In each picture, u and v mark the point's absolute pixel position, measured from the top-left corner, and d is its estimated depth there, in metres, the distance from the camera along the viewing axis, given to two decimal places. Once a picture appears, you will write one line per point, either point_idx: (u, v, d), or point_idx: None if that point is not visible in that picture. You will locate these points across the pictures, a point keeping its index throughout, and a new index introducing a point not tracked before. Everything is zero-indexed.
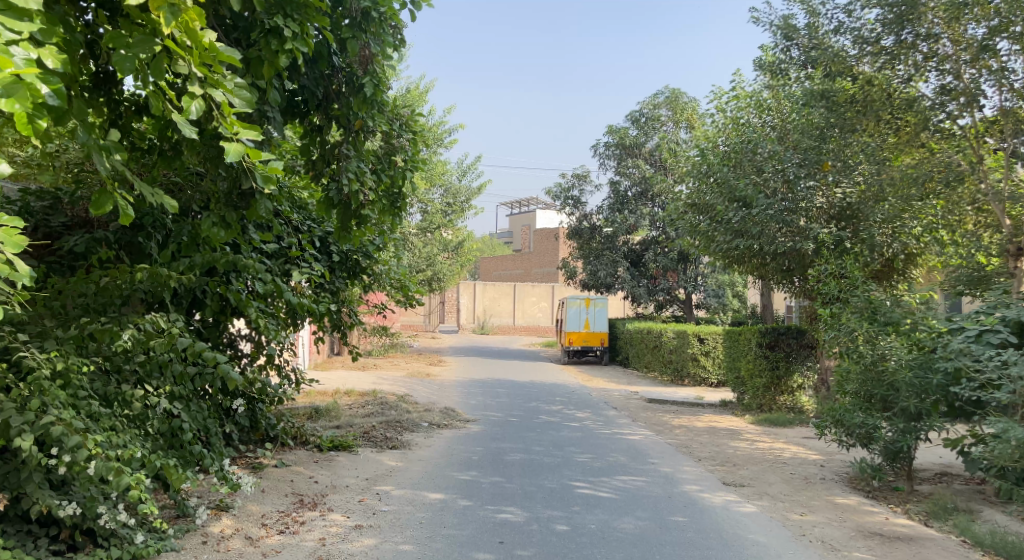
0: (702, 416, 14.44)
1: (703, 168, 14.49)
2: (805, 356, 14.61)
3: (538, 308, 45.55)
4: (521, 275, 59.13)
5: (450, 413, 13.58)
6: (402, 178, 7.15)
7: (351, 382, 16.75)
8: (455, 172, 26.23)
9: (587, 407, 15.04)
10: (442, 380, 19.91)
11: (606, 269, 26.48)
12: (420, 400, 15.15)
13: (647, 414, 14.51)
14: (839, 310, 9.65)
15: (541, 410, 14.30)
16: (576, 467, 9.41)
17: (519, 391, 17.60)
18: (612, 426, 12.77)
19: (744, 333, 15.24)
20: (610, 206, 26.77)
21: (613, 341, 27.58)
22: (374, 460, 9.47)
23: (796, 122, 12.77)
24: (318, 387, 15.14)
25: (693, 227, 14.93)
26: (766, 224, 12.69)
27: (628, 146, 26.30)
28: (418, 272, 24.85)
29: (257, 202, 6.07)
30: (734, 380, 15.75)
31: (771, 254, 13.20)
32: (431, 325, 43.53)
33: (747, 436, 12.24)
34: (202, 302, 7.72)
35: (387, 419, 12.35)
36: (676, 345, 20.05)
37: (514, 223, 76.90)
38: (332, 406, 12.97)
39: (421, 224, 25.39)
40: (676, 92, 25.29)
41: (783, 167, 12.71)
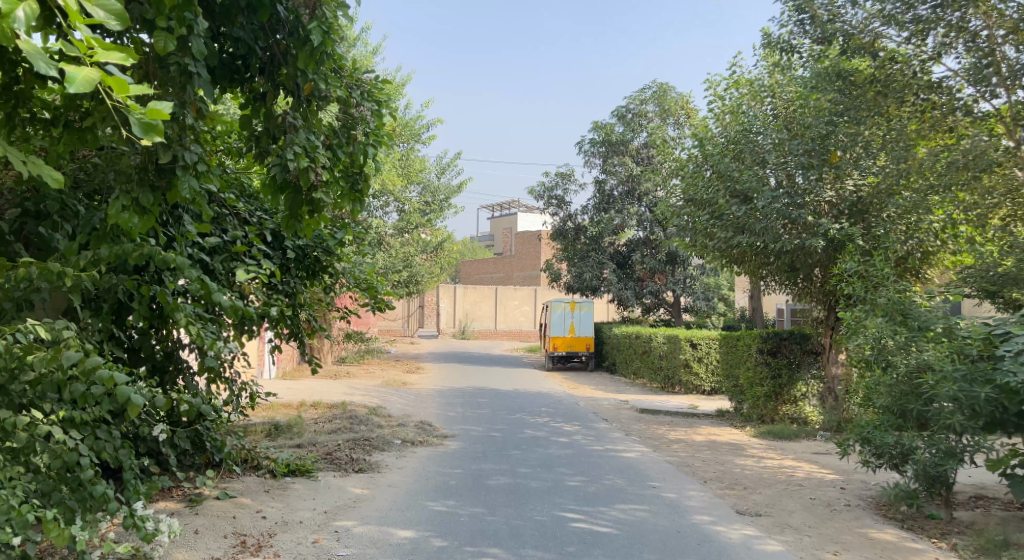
0: (700, 427, 13.34)
1: (701, 159, 13.38)
2: (810, 363, 13.54)
3: (521, 312, 44.47)
4: (503, 279, 58.02)
5: (426, 427, 12.38)
6: (362, 155, 5.97)
7: (318, 393, 15.53)
8: (434, 170, 25.04)
9: (575, 419, 13.89)
10: (419, 389, 18.70)
11: (592, 272, 25.44)
12: (394, 413, 13.95)
13: (640, 426, 13.38)
14: (863, 315, 8.57)
15: (525, 423, 13.14)
16: (568, 493, 8.26)
17: (501, 401, 16.42)
18: (605, 441, 11.64)
19: (743, 339, 14.16)
20: (596, 206, 25.72)
21: (599, 346, 26.47)
22: (336, 488, 8.33)
23: (803, 109, 11.72)
24: (283, 399, 13.93)
25: (689, 224, 13.82)
26: (770, 220, 11.61)
27: (615, 143, 25.21)
28: (393, 274, 23.63)
29: (179, 179, 4.89)
30: (732, 389, 14.67)
31: (773, 254, 12.13)
32: (410, 331, 42.31)
33: (753, 452, 11.12)
34: (128, 307, 6.56)
35: (355, 436, 11.15)
36: (668, 351, 18.94)
37: (496, 226, 75.83)
38: (295, 422, 11.77)
39: (398, 224, 24.18)
40: (664, 86, 24.08)
41: (789, 157, 11.65)
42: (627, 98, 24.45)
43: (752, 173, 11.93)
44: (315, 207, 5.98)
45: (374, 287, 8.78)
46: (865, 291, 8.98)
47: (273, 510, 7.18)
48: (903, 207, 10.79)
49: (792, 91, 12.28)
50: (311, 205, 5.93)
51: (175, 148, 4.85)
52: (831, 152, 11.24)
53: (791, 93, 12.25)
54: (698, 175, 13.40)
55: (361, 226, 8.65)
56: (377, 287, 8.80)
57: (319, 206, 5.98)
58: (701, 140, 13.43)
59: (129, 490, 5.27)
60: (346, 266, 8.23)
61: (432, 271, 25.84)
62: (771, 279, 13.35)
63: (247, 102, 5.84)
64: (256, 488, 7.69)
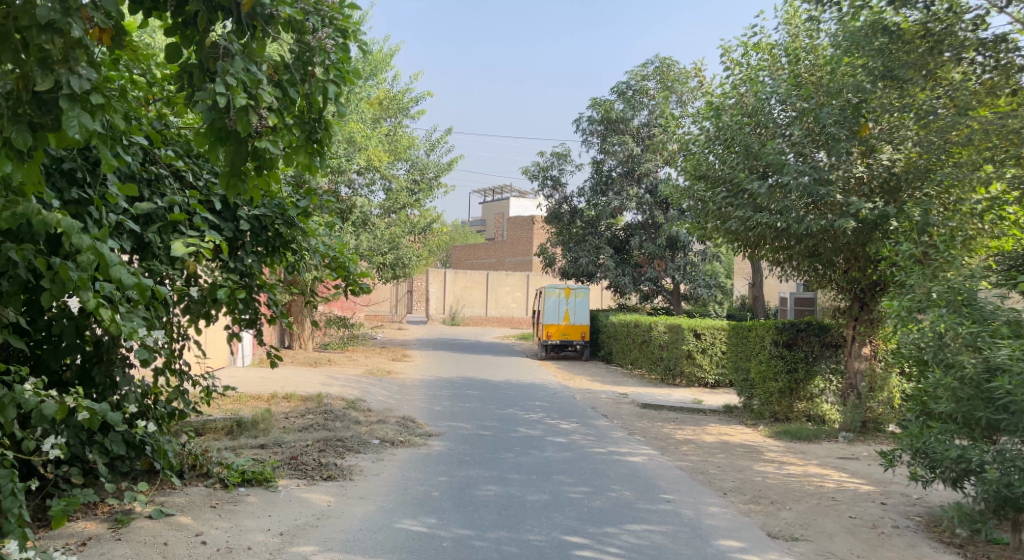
0: (708, 426, 12.23)
1: (715, 132, 12.14)
2: (829, 356, 12.29)
3: (512, 298, 43.37)
4: (494, 265, 56.88)
5: (408, 424, 11.18)
6: (321, 95, 4.81)
7: (292, 385, 14.33)
8: (423, 147, 23.79)
9: (572, 415, 12.71)
10: (403, 379, 17.51)
11: (588, 257, 24.37)
12: (374, 407, 12.79)
13: (643, 424, 12.22)
14: (917, 308, 7.30)
15: (518, 420, 11.97)
16: (569, 509, 7.09)
17: (491, 394, 15.23)
18: (607, 442, 10.49)
19: (755, 330, 12.96)
20: (593, 187, 24.57)
21: (594, 335, 25.34)
22: (299, 501, 7.16)
23: (829, 74, 10.56)
24: (252, 392, 12.75)
25: (701, 203, 12.55)
26: (793, 199, 10.41)
27: (613, 121, 24.02)
28: (378, 256, 22.41)
29: (66, 114, 3.76)
30: (742, 384, 13.53)
31: (795, 237, 10.92)
32: (398, 316, 41.13)
33: (771, 453, 9.97)
34: (34, 284, 5.37)
35: (328, 435, 9.97)
36: (669, 341, 17.77)
37: (487, 212, 74.63)
38: (261, 419, 10.60)
39: (384, 204, 22.94)
40: (667, 60, 23.11)
41: (817, 128, 10.42)
42: (627, 72, 23.25)
43: (775, 145, 10.67)
44: (262, 161, 4.83)
45: (343, 267, 7.56)
46: (914, 280, 7.77)
47: (216, 533, 6.00)
48: (941, 186, 9.61)
49: (815, 55, 11.11)
50: (258, 159, 4.79)
51: (58, 71, 3.78)
52: (862, 123, 10.08)
53: (815, 58, 11.08)
54: (710, 151, 12.21)
55: (329, 195, 7.47)
56: (350, 268, 7.60)
57: (266, 159, 4.82)
58: (715, 110, 12.13)
59: (9, 523, 4.18)
60: (313, 244, 7.05)
61: (420, 254, 24.60)
62: (789, 264, 12.13)
63: (173, 28, 4.57)
64: (201, 503, 6.52)
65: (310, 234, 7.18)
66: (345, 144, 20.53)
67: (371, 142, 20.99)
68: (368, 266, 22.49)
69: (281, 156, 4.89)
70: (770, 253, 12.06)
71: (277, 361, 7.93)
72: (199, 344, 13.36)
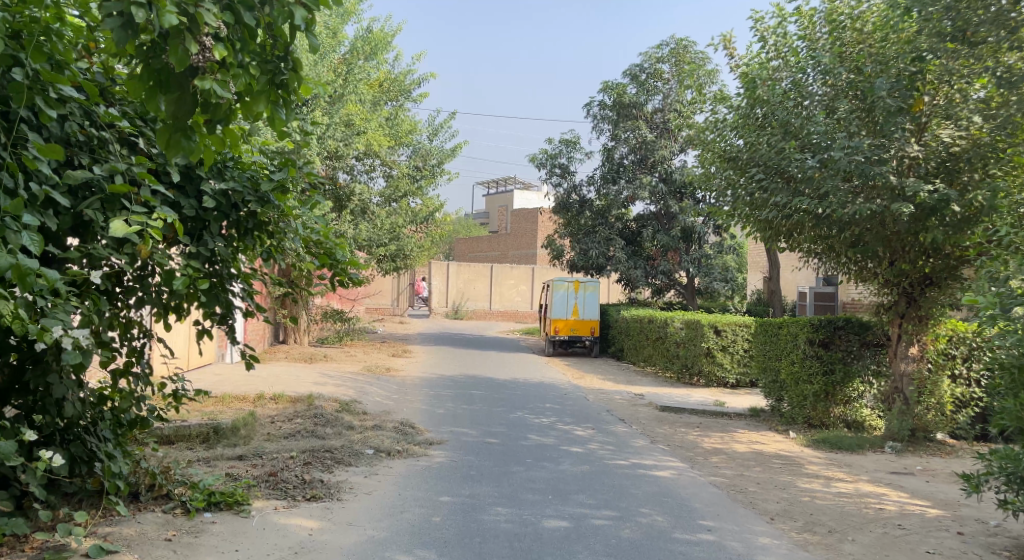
0: (735, 432, 11.14)
1: (751, 108, 11.02)
2: (869, 356, 11.04)
3: (517, 292, 42.32)
4: (498, 258, 55.86)
5: (407, 431, 10.10)
6: (286, 23, 3.80)
7: (281, 385, 13.28)
8: (426, 131, 22.73)
9: (586, 419, 11.63)
10: (404, 377, 16.46)
11: (598, 249, 23.30)
12: (371, 411, 11.73)
13: (665, 430, 11.15)
14: (1011, 302, 6.00)
15: (528, 427, 10.89)
16: (593, 541, 6.00)
17: (496, 394, 14.15)
18: (628, 453, 9.41)
19: (787, 327, 11.83)
20: (603, 175, 23.51)
21: (603, 330, 24.23)
22: (274, 528, 6.10)
23: (883, 41, 9.44)
24: (237, 395, 11.71)
25: (732, 187, 11.35)
26: (840, 182, 9.29)
27: (626, 106, 22.97)
28: (378, 247, 21.41)
29: None
30: (770, 387, 12.41)
31: (837, 224, 9.80)
32: (400, 310, 40.18)
33: (812, 466, 8.86)
34: None
35: (315, 445, 8.89)
36: (686, 338, 16.66)
37: (491, 205, 73.55)
38: (241, 425, 9.54)
39: (385, 192, 21.88)
40: (683, 42, 22.14)
41: (869, 101, 9.32)
42: (641, 54, 22.23)
43: (820, 120, 9.56)
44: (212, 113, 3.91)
45: (330, 250, 6.54)
46: (997, 274, 6.59)
47: None
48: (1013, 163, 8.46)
49: (863, 22, 9.97)
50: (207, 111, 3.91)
51: None
52: (916, 97, 9.02)
53: (863, 24, 9.95)
54: (741, 131, 11.13)
55: (313, 167, 6.45)
56: (337, 253, 6.57)
57: (217, 112, 3.91)
58: (746, 83, 10.99)
59: None
60: (295, 227, 6.02)
61: (423, 245, 23.48)
62: (827, 254, 10.98)
63: None
64: (154, 535, 5.64)
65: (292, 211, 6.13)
66: (342, 127, 19.64)
67: (370, 125, 20.18)
68: (368, 257, 21.45)
69: (234, 103, 3.92)
70: (807, 243, 10.94)
71: (253, 365, 6.79)
72: (170, 339, 12.28)
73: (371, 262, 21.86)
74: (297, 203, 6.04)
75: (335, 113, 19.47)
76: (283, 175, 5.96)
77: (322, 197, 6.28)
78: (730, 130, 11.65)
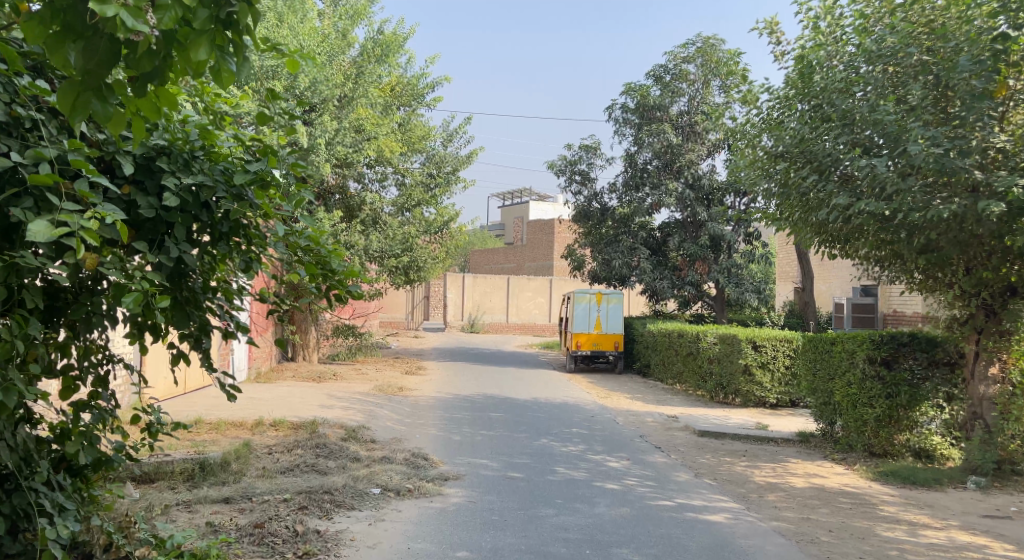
0: (787, 462, 9.94)
1: (800, 103, 10.02)
2: (939, 375, 9.77)
3: (534, 304, 41.19)
4: (514, 269, 54.80)
5: (420, 464, 9.00)
6: None
7: (282, 409, 12.21)
8: (440, 137, 21.71)
9: (619, 448, 10.48)
10: (417, 398, 15.35)
11: (622, 259, 22.15)
12: (380, 440, 10.61)
13: (708, 460, 9.97)
14: None
15: (556, 459, 9.73)
16: None
17: (517, 418, 13.01)
18: (672, 491, 8.23)
19: (841, 343, 10.60)
20: (626, 182, 22.42)
21: (628, 345, 23.04)
22: None
23: (959, 16, 8.29)
24: (232, 424, 10.67)
25: (782, 189, 10.21)
26: (916, 179, 8.14)
27: (649, 108, 21.88)
28: (390, 258, 20.35)
29: None
30: (823, 410, 11.18)
31: (906, 226, 8.60)
32: (414, 323, 39.20)
33: (888, 507, 7.62)
34: None
35: (313, 484, 7.78)
36: (722, 355, 15.45)
37: (506, 215, 72.48)
38: (230, 460, 8.47)
39: (397, 201, 20.87)
40: (710, 40, 21.10)
41: (950, 83, 8.15)
42: (666, 54, 21.23)
43: (888, 107, 8.41)
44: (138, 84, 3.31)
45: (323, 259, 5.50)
46: None
47: None
48: None
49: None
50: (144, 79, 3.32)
51: None
52: (999, 80, 7.89)
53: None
54: (790, 128, 10.00)
55: (298, 158, 5.41)
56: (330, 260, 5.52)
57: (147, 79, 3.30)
58: (792, 80, 10.21)
59: None
60: (279, 232, 4.98)
61: (439, 256, 22.42)
62: (890, 262, 9.77)
63: None
64: None
65: (274, 210, 5.07)
66: (352, 132, 18.65)
67: (381, 130, 19.19)
68: (379, 270, 20.39)
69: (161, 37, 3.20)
70: (866, 250, 9.75)
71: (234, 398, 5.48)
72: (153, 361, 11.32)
73: (383, 275, 20.80)
74: (284, 201, 5.00)
75: (344, 118, 18.52)
76: (261, 166, 4.91)
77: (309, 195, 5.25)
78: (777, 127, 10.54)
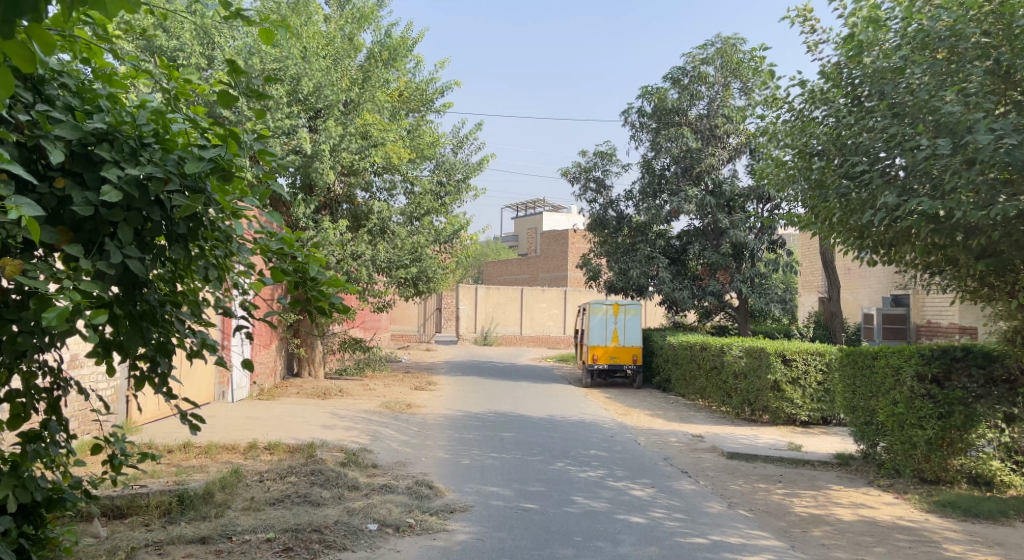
0: (827, 489, 9.06)
1: (841, 94, 9.42)
2: (998, 394, 8.81)
3: (549, 315, 40.24)
4: (528, 281, 53.94)
5: (423, 495, 8.18)
6: None
7: (279, 430, 11.43)
8: (450, 142, 20.95)
9: (642, 474, 9.63)
10: (425, 416, 14.52)
11: (639, 268, 21.29)
12: (382, 465, 9.80)
13: (741, 488, 9.09)
14: None
15: (573, 487, 8.89)
16: None
17: (531, 438, 12.17)
18: (704, 526, 7.37)
19: (885, 358, 9.73)
20: (643, 189, 21.62)
21: (646, 358, 22.15)
22: None
23: None
24: (223, 449, 9.89)
25: (822, 191, 9.46)
26: (979, 171, 7.20)
27: (667, 111, 21.05)
28: (398, 269, 19.50)
29: None
30: (863, 430, 10.28)
31: (962, 229, 7.74)
32: (426, 336, 38.41)
33: (953, 547, 6.72)
34: None
35: (302, 519, 6.98)
36: (748, 370, 14.56)
37: (519, 226, 71.62)
38: (213, 491, 7.69)
39: (406, 211, 20.08)
40: (730, 40, 20.27)
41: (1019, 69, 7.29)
42: (684, 55, 20.42)
43: (949, 98, 7.54)
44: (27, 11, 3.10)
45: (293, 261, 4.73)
46: None
47: None
48: None
49: None
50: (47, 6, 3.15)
51: None
52: None
53: None
54: (839, 130, 9.22)
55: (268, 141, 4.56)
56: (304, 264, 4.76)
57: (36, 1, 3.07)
58: (828, 73, 9.72)
59: None
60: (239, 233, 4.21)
61: (451, 267, 21.61)
62: (943, 269, 8.89)
63: None
64: None
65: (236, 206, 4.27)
66: (358, 139, 17.86)
67: (388, 135, 18.24)
68: (388, 281, 19.59)
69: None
70: (915, 255, 8.93)
71: (197, 430, 4.72)
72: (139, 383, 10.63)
73: (391, 287, 20.00)
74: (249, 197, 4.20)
75: (349, 124, 17.77)
76: (215, 152, 4.10)
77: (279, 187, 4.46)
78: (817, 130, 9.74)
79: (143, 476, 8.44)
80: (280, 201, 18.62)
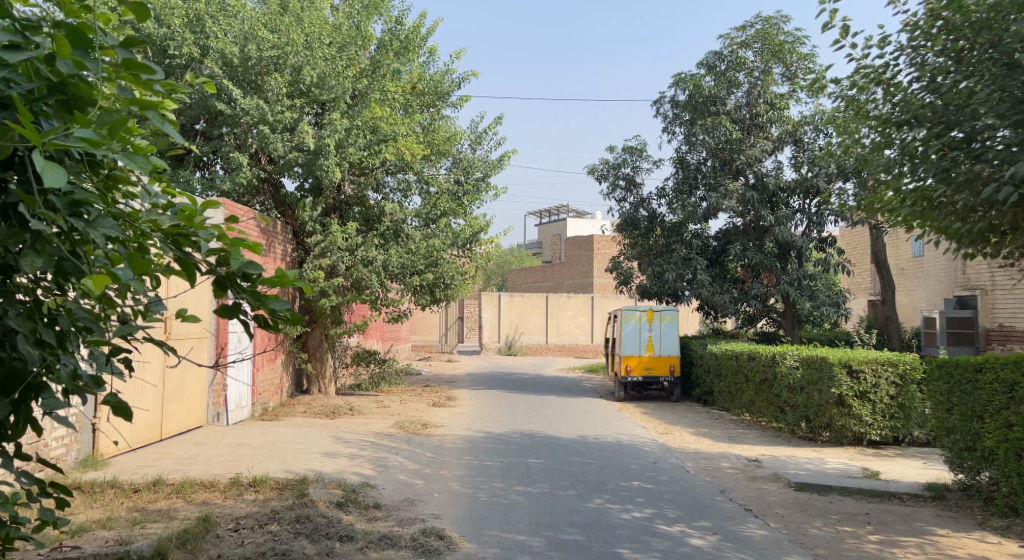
0: (933, 536, 7.32)
1: (933, 45, 7.81)
2: None
3: (576, 323, 38.46)
4: (553, 288, 52.20)
5: (431, 551, 6.59)
6: None
7: (272, 461, 9.87)
8: (468, 138, 19.37)
9: (699, 514, 7.97)
10: (443, 439, 12.90)
11: (675, 271, 19.57)
12: (385, 506, 8.21)
13: (825, 534, 7.39)
14: None
15: (617, 534, 7.24)
16: None
17: (563, 466, 10.52)
18: None
19: (993, 371, 8.03)
20: (677, 185, 19.97)
21: (685, 368, 20.39)
22: None
23: None
24: (198, 487, 8.37)
25: (913, 169, 7.84)
26: None
27: (703, 99, 19.38)
28: (413, 276, 17.82)
29: None
30: (964, 457, 8.52)
31: None
32: (449, 347, 36.81)
33: None
34: None
35: None
36: (807, 382, 12.83)
37: (543, 233, 69.90)
38: (166, 549, 6.15)
39: (421, 212, 18.52)
40: (771, 20, 18.64)
41: None
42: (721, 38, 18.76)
43: None
44: None
45: (184, 239, 3.52)
46: None
47: None
48: None
49: None
50: None
51: None
52: None
53: None
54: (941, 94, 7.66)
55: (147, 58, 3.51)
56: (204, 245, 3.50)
57: None
58: (914, 26, 8.05)
59: None
60: (62, 185, 2.91)
61: (473, 273, 19.98)
62: None
63: None
64: None
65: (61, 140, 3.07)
66: (366, 133, 16.36)
67: (400, 130, 16.66)
68: (402, 290, 17.95)
69: None
70: None
71: None
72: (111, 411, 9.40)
73: (406, 295, 18.38)
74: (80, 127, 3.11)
75: (356, 116, 16.23)
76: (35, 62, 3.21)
77: (155, 124, 3.45)
78: (904, 96, 8.09)
79: (90, 527, 6.92)
80: (285, 203, 17.18)
